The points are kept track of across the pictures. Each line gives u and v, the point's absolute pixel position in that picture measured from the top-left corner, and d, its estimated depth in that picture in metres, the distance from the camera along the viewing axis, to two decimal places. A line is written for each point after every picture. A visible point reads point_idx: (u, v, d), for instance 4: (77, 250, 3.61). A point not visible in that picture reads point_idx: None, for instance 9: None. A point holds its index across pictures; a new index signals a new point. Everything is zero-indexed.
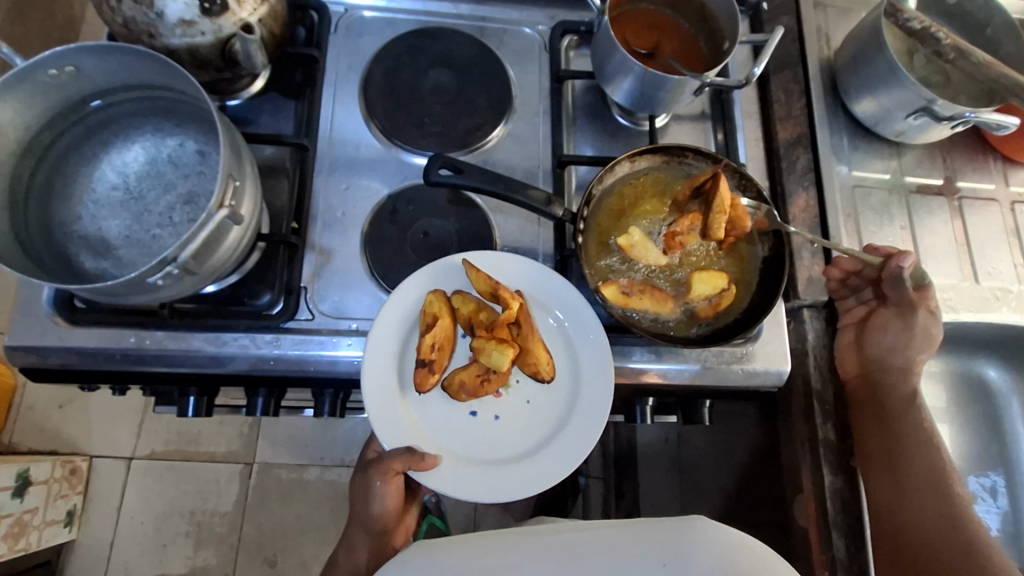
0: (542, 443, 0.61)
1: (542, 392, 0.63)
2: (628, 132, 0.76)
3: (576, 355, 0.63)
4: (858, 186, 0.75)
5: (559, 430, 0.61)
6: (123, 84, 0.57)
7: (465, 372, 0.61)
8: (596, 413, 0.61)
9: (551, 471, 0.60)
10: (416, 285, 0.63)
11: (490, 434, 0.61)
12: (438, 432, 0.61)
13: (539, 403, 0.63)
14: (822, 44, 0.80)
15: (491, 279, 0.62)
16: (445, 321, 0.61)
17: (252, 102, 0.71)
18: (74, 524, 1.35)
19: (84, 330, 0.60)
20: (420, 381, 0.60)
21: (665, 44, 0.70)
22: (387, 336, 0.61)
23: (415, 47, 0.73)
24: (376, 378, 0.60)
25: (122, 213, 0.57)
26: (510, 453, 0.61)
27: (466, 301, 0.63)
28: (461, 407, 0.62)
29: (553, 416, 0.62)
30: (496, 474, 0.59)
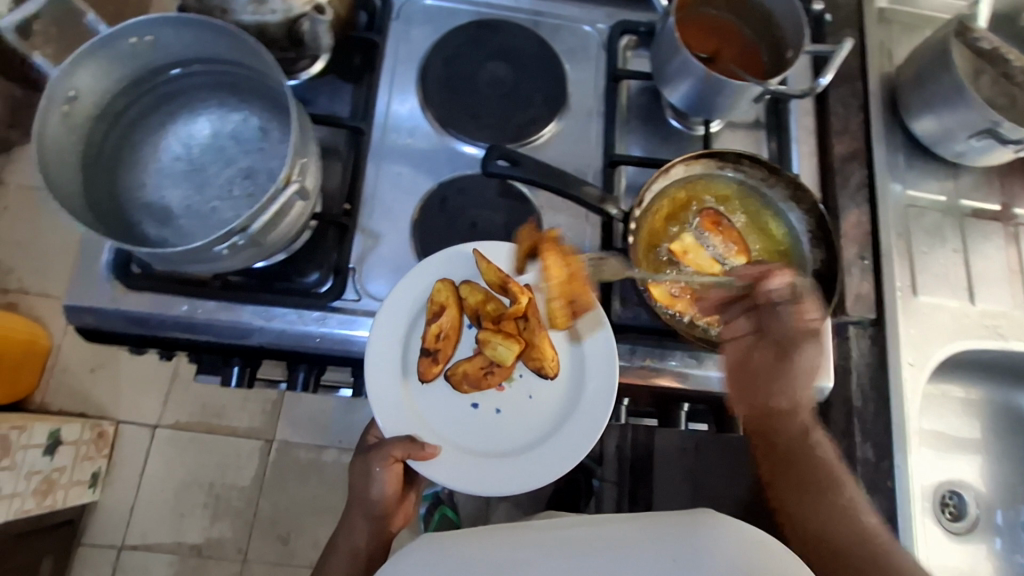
0: (541, 438, 0.61)
1: (547, 389, 0.63)
2: (680, 136, 0.75)
3: (582, 356, 0.63)
4: (911, 206, 0.74)
5: (559, 427, 0.61)
6: (196, 57, 0.58)
7: (468, 363, 0.61)
8: (597, 415, 0.60)
9: (548, 468, 0.59)
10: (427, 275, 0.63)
11: (488, 429, 0.61)
12: (436, 420, 0.62)
13: (541, 400, 0.63)
14: (884, 60, 0.79)
15: (501, 271, 0.62)
16: (454, 310, 0.62)
17: (311, 83, 0.72)
18: (97, 486, 1.38)
19: (139, 294, 0.61)
20: (422, 368, 0.61)
21: (725, 51, 0.70)
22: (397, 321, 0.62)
23: (474, 39, 0.73)
24: (378, 362, 0.61)
25: (185, 184, 0.58)
26: (506, 447, 0.61)
27: (473, 291, 0.63)
28: (463, 398, 0.62)
29: (553, 415, 0.62)
30: (491, 467, 0.60)
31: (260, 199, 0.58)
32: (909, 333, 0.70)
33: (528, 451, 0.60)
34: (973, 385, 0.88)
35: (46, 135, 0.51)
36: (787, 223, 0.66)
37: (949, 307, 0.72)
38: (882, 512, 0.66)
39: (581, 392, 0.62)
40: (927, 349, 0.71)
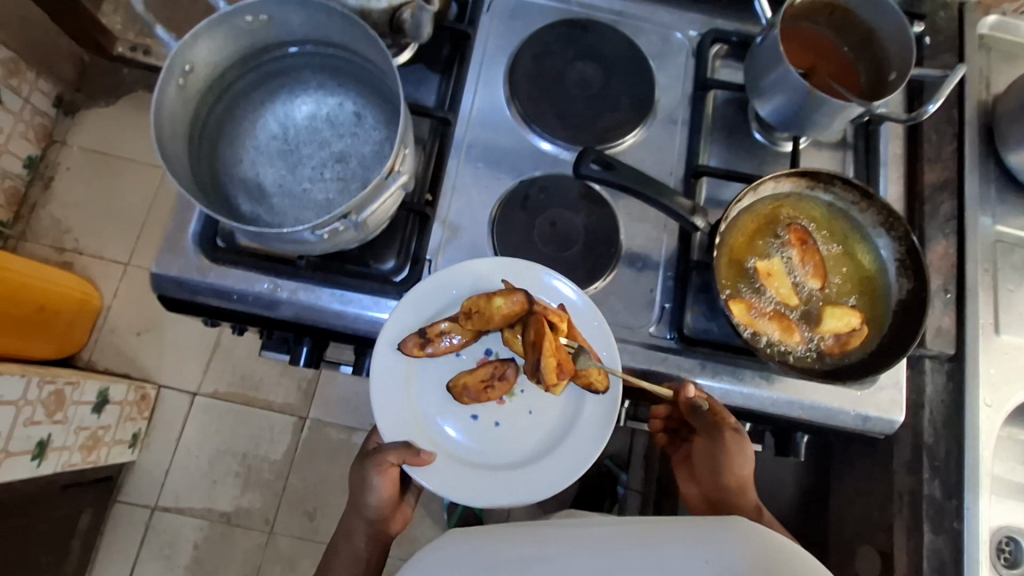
0: (538, 455, 0.61)
1: (549, 407, 0.62)
2: (764, 150, 0.74)
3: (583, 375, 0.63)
4: (999, 242, 0.72)
5: (556, 446, 0.61)
6: (303, 38, 0.59)
7: (470, 375, 0.61)
8: (596, 433, 0.61)
9: (544, 484, 0.59)
10: (457, 274, 0.63)
11: (484, 441, 0.61)
12: (436, 425, 0.61)
13: (540, 416, 0.62)
14: (982, 88, 0.76)
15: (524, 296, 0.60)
16: (531, 332, 0.60)
17: (400, 70, 0.72)
18: (136, 446, 1.42)
19: (223, 269, 0.62)
20: (407, 346, 0.60)
21: (822, 67, 0.68)
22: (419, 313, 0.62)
23: (565, 37, 0.72)
24: (388, 354, 0.61)
25: (279, 163, 0.59)
26: (504, 462, 0.61)
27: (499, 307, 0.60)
28: (463, 409, 0.62)
29: (554, 432, 0.62)
30: (488, 480, 0.59)
31: (352, 184, 0.59)
32: (989, 372, 0.68)
33: (525, 465, 0.60)
34: None
35: (163, 107, 0.52)
36: (876, 249, 0.65)
37: None
38: (947, 553, 0.64)
39: (581, 407, 0.62)
40: (1007, 390, 0.68)
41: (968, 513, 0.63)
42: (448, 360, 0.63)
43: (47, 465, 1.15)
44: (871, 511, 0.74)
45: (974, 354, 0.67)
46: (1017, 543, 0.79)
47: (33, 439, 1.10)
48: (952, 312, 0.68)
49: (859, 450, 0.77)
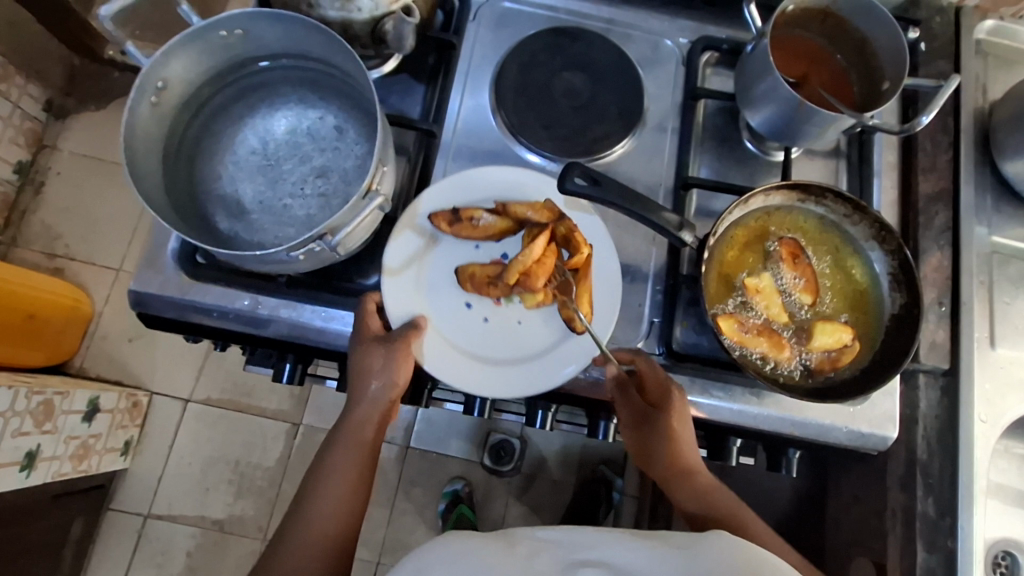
0: (518, 360, 0.61)
1: (538, 320, 0.63)
2: (755, 160, 0.72)
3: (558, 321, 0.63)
4: (995, 253, 0.70)
5: (539, 356, 0.61)
6: (282, 52, 0.58)
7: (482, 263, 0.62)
8: (587, 348, 0.61)
9: (515, 387, 0.60)
10: (493, 178, 0.66)
11: (478, 334, 0.62)
12: (437, 308, 0.62)
13: (528, 329, 0.63)
14: (978, 94, 0.75)
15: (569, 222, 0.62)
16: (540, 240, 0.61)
17: (384, 80, 0.70)
18: (128, 454, 1.41)
19: (203, 286, 0.61)
20: (437, 220, 0.62)
21: (813, 76, 0.67)
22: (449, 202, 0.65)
23: (552, 45, 0.71)
24: (411, 225, 0.63)
25: (258, 179, 0.58)
26: (490, 355, 0.61)
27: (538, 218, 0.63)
28: (460, 295, 0.63)
29: (547, 338, 0.62)
30: (469, 366, 0.61)
31: (333, 199, 0.57)
32: (984, 386, 0.67)
33: (507, 363, 0.61)
34: None
35: (134, 125, 0.51)
36: (869, 263, 0.63)
37: None
38: (941, 571, 0.64)
39: (561, 340, 0.62)
40: (1002, 405, 0.67)
41: (961, 531, 0.62)
42: (464, 247, 0.64)
43: (37, 476, 1.14)
44: (865, 527, 0.73)
45: (968, 369, 0.66)
46: (1015, 557, 0.78)
47: (22, 449, 1.09)
48: (947, 326, 0.67)
49: (853, 463, 0.76)
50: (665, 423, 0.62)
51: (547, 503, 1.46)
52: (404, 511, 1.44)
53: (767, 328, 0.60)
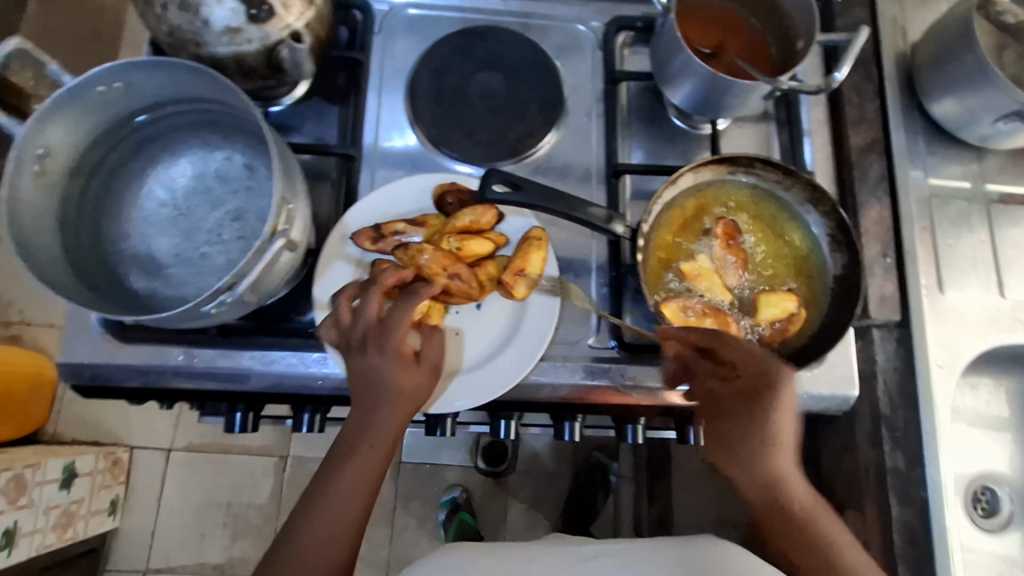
0: (454, 372, 0.60)
1: (478, 334, 0.62)
2: (685, 136, 0.71)
3: (497, 341, 0.61)
4: (934, 196, 0.70)
5: (473, 369, 0.60)
6: (173, 98, 0.56)
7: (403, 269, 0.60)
8: (521, 363, 0.60)
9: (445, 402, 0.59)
10: (426, 184, 0.64)
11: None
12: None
13: (467, 339, 0.61)
14: (898, 38, 0.74)
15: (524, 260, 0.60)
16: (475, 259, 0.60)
17: (295, 107, 0.69)
18: (117, 513, 1.38)
19: (134, 347, 0.59)
20: (361, 238, 0.60)
21: (729, 44, 0.66)
22: (382, 216, 0.63)
23: (463, 47, 0.69)
24: (339, 246, 0.62)
25: (171, 231, 0.56)
26: None
27: (481, 246, 0.60)
28: None
29: (484, 350, 0.61)
30: None
31: (252, 242, 0.55)
32: (937, 332, 0.67)
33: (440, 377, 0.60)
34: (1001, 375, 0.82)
35: (20, 199, 0.49)
36: (806, 227, 0.63)
37: (980, 302, 0.68)
38: (917, 523, 0.64)
39: (497, 355, 0.61)
40: (959, 348, 0.67)
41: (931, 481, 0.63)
42: None
43: (19, 553, 1.11)
44: (843, 486, 0.73)
45: (919, 317, 0.66)
46: (993, 493, 0.80)
47: None
48: (893, 275, 0.66)
49: (825, 425, 0.75)
50: (778, 404, 0.58)
51: (547, 498, 1.45)
52: (405, 527, 1.43)
53: (715, 311, 0.59)
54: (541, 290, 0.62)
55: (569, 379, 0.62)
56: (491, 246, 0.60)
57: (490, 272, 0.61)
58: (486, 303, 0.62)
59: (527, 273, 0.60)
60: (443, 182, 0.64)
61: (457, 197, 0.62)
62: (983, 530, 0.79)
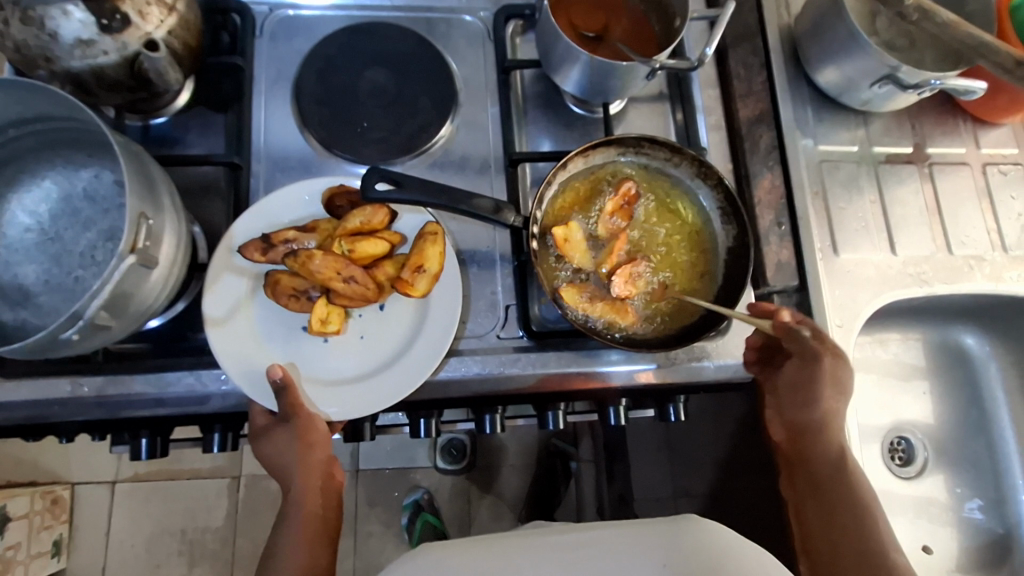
0: (359, 377, 0.60)
1: (381, 336, 0.61)
2: (583, 121, 0.72)
3: (403, 342, 0.61)
4: (825, 161, 0.72)
5: (377, 373, 0.60)
6: (17, 119, 0.53)
7: (292, 278, 0.58)
8: (428, 358, 0.59)
9: (349, 408, 0.58)
10: (314, 186, 0.62)
11: (322, 356, 0.60)
12: (269, 338, 0.60)
13: (371, 343, 0.61)
14: (782, 11, 0.76)
15: (420, 254, 0.59)
16: (370, 259, 0.59)
17: (178, 118, 0.66)
18: (62, 554, 1.32)
19: (17, 382, 0.56)
20: (248, 251, 0.58)
21: (613, 26, 0.66)
22: (272, 224, 0.61)
23: (348, 45, 0.68)
24: (228, 258, 0.60)
25: (38, 257, 0.53)
26: (337, 376, 0.60)
27: (375, 246, 0.59)
28: (294, 318, 0.61)
29: (392, 348, 0.61)
30: (308, 390, 0.59)
31: None
32: (835, 293, 0.69)
33: (344, 383, 0.59)
34: (908, 326, 0.85)
35: None
36: (696, 201, 0.64)
37: (872, 261, 0.71)
38: None
39: (402, 356, 0.60)
40: (856, 306, 0.70)
41: None
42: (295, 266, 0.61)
43: None
44: None
45: (815, 280, 0.69)
46: (907, 439, 0.84)
47: None
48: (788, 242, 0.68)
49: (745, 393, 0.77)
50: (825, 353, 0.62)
51: (511, 491, 1.45)
52: (369, 534, 1.41)
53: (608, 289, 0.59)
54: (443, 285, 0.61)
55: (479, 371, 0.62)
56: (385, 245, 0.59)
57: (387, 271, 0.60)
58: (389, 302, 0.62)
59: (427, 268, 0.59)
60: (331, 184, 0.62)
61: (346, 199, 0.61)
62: (901, 477, 0.83)
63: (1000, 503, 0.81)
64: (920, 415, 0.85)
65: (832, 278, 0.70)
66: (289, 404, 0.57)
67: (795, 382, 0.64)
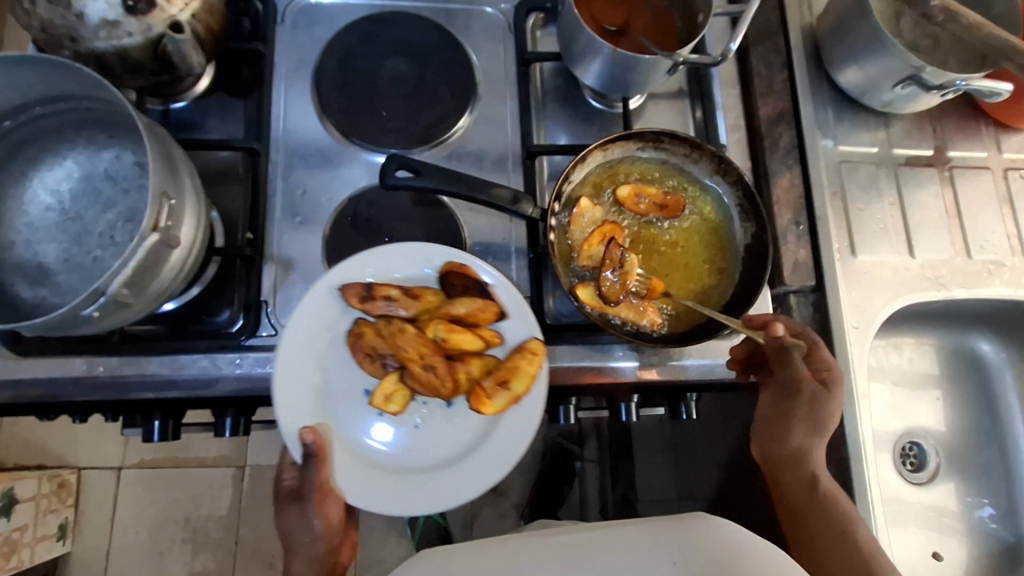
0: (414, 468, 0.57)
1: (445, 429, 0.58)
2: (602, 116, 0.71)
3: (468, 441, 0.58)
4: (844, 162, 0.72)
5: (434, 470, 0.57)
6: (42, 98, 0.53)
7: (377, 338, 0.57)
8: (474, 482, 0.57)
9: (395, 502, 0.56)
10: (430, 256, 0.60)
11: (371, 433, 0.58)
12: (332, 401, 0.58)
13: (429, 433, 0.58)
14: (804, 10, 0.75)
15: (514, 365, 0.57)
16: (462, 351, 0.57)
17: (198, 103, 0.66)
18: (66, 538, 1.32)
19: (34, 360, 0.57)
20: (347, 294, 0.57)
21: (635, 20, 0.65)
22: (379, 274, 0.59)
23: (369, 35, 0.68)
24: (322, 302, 0.58)
25: (58, 236, 0.54)
26: (393, 461, 0.57)
27: (468, 340, 0.57)
28: (362, 379, 0.58)
29: (442, 454, 0.58)
30: (359, 469, 0.56)
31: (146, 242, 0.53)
32: (851, 295, 0.69)
33: (400, 473, 0.57)
34: (923, 331, 0.84)
35: None
36: (715, 199, 0.64)
37: (890, 263, 0.71)
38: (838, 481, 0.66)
39: (460, 457, 0.57)
40: (872, 309, 0.69)
41: (850, 439, 0.65)
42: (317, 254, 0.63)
43: None
44: None
45: (832, 280, 0.68)
46: (919, 446, 0.83)
47: None
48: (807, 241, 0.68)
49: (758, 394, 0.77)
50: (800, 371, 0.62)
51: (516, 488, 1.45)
52: (372, 527, 1.41)
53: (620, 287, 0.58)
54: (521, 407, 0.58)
55: None
56: (481, 344, 0.57)
57: (470, 371, 0.58)
58: (459, 402, 0.59)
59: (511, 386, 0.56)
60: (452, 258, 0.59)
61: (463, 280, 0.59)
62: (913, 484, 0.82)
63: (1012, 513, 0.80)
64: (933, 422, 0.84)
65: (848, 280, 0.69)
66: (316, 478, 0.55)
67: (776, 411, 0.63)
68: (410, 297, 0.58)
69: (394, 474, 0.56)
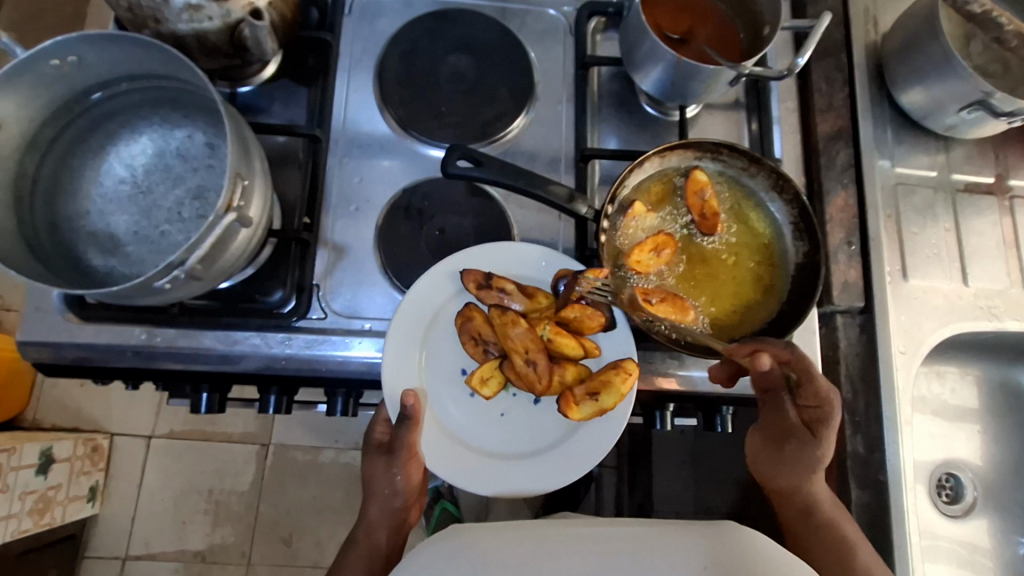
0: (495, 451, 0.58)
1: (525, 423, 0.59)
2: (656, 123, 0.71)
3: (548, 439, 0.59)
4: (900, 184, 0.71)
5: (513, 457, 0.58)
6: (125, 75, 0.56)
7: (486, 325, 0.58)
8: (547, 479, 0.57)
9: (473, 478, 0.56)
10: (545, 263, 0.61)
11: (460, 411, 0.58)
12: (432, 372, 0.59)
13: (512, 423, 0.59)
14: (869, 28, 0.74)
15: (606, 377, 0.57)
16: (561, 352, 0.58)
17: (264, 88, 0.68)
18: (96, 500, 1.36)
19: (96, 326, 0.59)
20: (468, 277, 0.58)
21: (699, 29, 0.65)
22: (497, 267, 0.61)
23: (432, 31, 0.69)
24: (444, 279, 0.60)
25: (130, 208, 0.56)
26: (477, 439, 0.58)
27: (569, 343, 0.58)
28: (462, 356, 0.60)
29: (522, 444, 0.58)
30: (447, 440, 0.57)
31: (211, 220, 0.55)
32: (899, 319, 0.68)
33: (482, 453, 0.57)
34: (967, 362, 0.83)
35: None
36: (770, 215, 0.64)
37: (941, 290, 0.69)
38: (875, 506, 0.65)
39: (535, 451, 0.58)
40: (919, 335, 0.69)
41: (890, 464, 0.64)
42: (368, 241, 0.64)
43: None
44: None
45: (881, 303, 0.67)
46: (956, 478, 0.81)
47: None
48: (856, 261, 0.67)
49: None
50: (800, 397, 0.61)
51: None
52: None
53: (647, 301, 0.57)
54: (604, 417, 0.58)
55: None
56: (581, 351, 0.58)
57: (564, 376, 0.58)
58: (545, 401, 0.60)
59: (599, 398, 0.56)
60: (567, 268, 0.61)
61: None
62: (948, 516, 0.80)
63: None
64: (974, 455, 0.82)
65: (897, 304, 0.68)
66: (406, 438, 0.56)
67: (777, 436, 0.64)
68: (527, 293, 0.59)
69: (477, 454, 0.57)
